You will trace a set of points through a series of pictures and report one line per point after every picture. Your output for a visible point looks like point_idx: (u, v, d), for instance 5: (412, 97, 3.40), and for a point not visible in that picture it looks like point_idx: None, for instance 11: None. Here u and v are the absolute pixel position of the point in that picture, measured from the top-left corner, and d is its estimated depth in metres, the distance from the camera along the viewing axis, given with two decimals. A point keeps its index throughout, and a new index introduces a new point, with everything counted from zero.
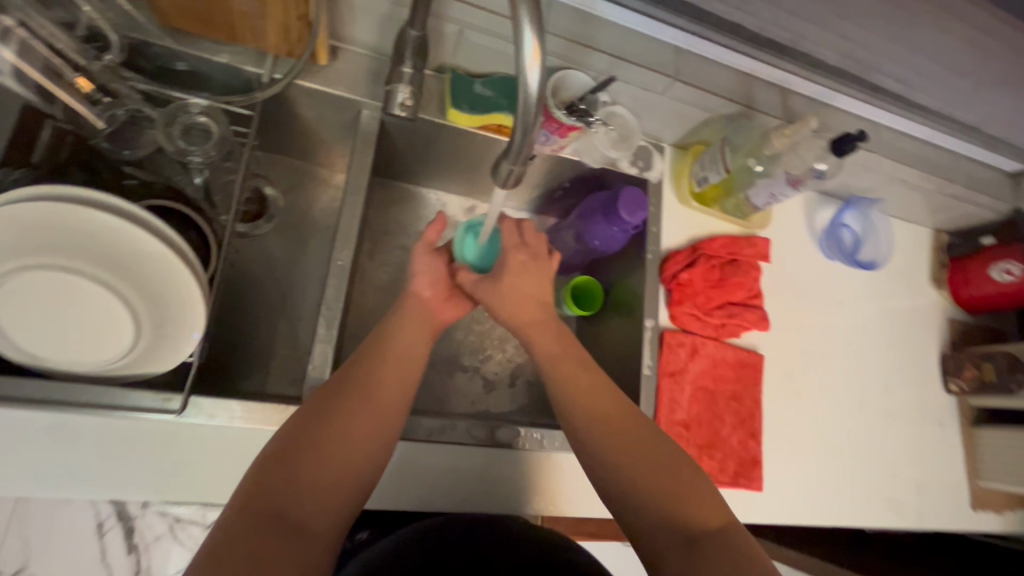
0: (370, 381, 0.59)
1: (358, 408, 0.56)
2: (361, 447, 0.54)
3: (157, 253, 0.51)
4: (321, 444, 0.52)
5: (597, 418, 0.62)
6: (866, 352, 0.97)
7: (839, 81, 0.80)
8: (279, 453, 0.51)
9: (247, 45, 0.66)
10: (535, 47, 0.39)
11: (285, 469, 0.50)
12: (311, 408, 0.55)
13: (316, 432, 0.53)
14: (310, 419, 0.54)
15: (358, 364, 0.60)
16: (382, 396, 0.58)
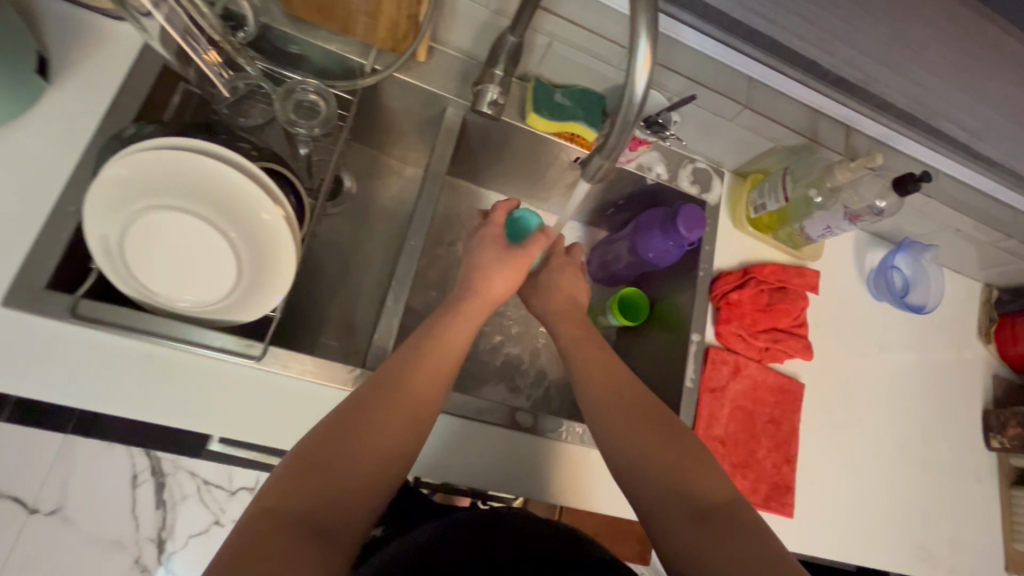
0: (405, 391, 0.56)
1: (389, 419, 0.54)
2: (387, 459, 0.53)
3: (264, 208, 0.56)
4: (351, 454, 0.51)
5: (610, 387, 0.63)
6: (906, 395, 0.97)
7: (904, 125, 0.83)
8: (306, 457, 0.49)
9: (356, 37, 0.73)
10: (648, 55, 0.43)
11: (310, 474, 0.49)
12: (345, 414, 0.53)
13: (347, 439, 0.51)
14: (343, 425, 0.52)
15: (399, 368, 0.58)
16: (416, 407, 0.56)
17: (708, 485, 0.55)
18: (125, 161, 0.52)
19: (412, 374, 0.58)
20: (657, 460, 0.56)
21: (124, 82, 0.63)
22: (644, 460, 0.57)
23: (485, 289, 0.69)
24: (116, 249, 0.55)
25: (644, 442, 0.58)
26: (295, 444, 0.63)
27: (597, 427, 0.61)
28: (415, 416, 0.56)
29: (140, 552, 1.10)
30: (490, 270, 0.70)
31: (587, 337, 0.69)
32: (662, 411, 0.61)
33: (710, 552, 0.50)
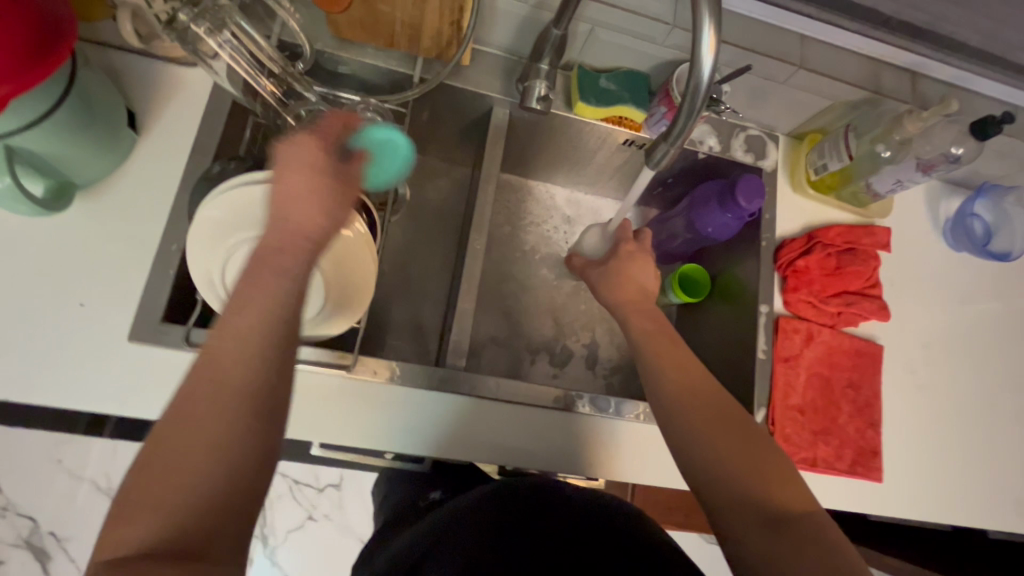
0: (229, 368, 0.42)
1: (217, 408, 0.41)
2: (233, 456, 0.40)
3: (342, 223, 0.62)
4: (186, 462, 0.38)
5: (688, 386, 0.62)
6: (994, 347, 0.92)
7: (976, 64, 0.79)
8: (136, 483, 0.38)
9: (401, 50, 0.75)
10: (712, 39, 0.43)
11: (144, 501, 0.37)
12: (168, 419, 0.40)
13: (173, 451, 0.39)
14: (167, 434, 0.39)
15: (217, 338, 0.43)
16: (247, 381, 0.42)
17: (779, 494, 0.54)
18: (214, 203, 0.58)
19: (234, 344, 0.43)
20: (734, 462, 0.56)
21: (201, 122, 0.68)
22: (720, 464, 0.57)
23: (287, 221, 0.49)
24: (218, 281, 0.60)
25: (727, 448, 0.57)
26: (393, 442, 0.69)
27: (672, 428, 0.60)
28: (253, 391, 0.42)
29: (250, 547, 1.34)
30: (294, 200, 0.50)
31: (668, 332, 0.68)
32: (741, 417, 0.60)
33: (778, 561, 0.50)
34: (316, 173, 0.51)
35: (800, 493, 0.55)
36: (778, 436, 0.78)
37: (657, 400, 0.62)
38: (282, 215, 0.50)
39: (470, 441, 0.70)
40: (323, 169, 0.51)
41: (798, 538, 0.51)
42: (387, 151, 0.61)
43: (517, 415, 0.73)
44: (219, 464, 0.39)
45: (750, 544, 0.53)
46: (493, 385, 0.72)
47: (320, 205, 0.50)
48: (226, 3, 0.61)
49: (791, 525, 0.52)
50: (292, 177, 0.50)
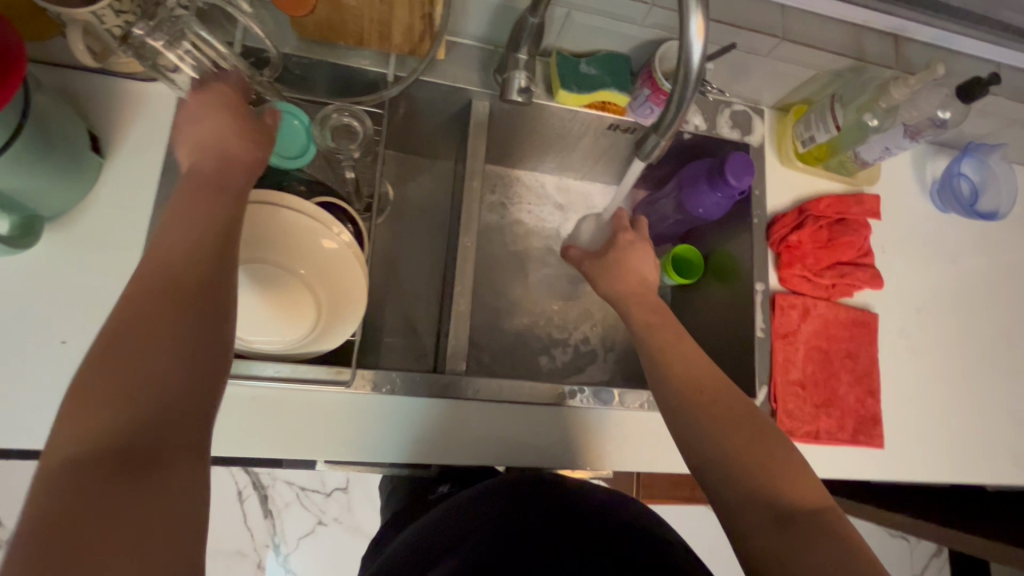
0: (176, 269, 0.43)
1: (168, 310, 0.40)
2: (194, 356, 0.40)
3: (326, 234, 0.59)
4: (138, 357, 0.38)
5: (696, 384, 0.61)
6: (985, 304, 0.93)
7: (959, 23, 0.77)
8: (84, 381, 0.37)
9: (373, 48, 0.72)
10: (700, 24, 0.41)
11: (99, 394, 0.37)
12: (115, 325, 0.39)
13: (126, 350, 0.38)
14: (119, 336, 0.39)
15: (167, 244, 0.44)
16: (199, 279, 0.43)
17: (793, 490, 0.54)
18: None
19: (178, 243, 0.44)
20: (746, 462, 0.55)
21: (170, 141, 0.65)
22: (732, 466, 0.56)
23: (218, 152, 0.52)
24: None
25: (738, 453, 0.56)
26: (399, 451, 0.68)
27: (686, 433, 0.59)
28: (207, 289, 0.43)
29: (260, 556, 1.35)
30: (209, 133, 0.53)
31: (678, 334, 0.67)
32: (753, 417, 0.59)
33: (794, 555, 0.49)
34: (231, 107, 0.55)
35: (812, 487, 0.54)
36: (781, 413, 0.78)
37: (668, 403, 0.62)
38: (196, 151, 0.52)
39: (476, 443, 0.71)
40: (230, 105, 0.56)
41: (813, 533, 0.50)
42: (280, 133, 0.62)
43: (524, 414, 0.73)
44: (177, 363, 0.39)
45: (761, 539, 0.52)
46: (497, 387, 0.71)
47: (245, 141, 0.54)
48: (182, 12, 0.57)
49: (805, 522, 0.51)
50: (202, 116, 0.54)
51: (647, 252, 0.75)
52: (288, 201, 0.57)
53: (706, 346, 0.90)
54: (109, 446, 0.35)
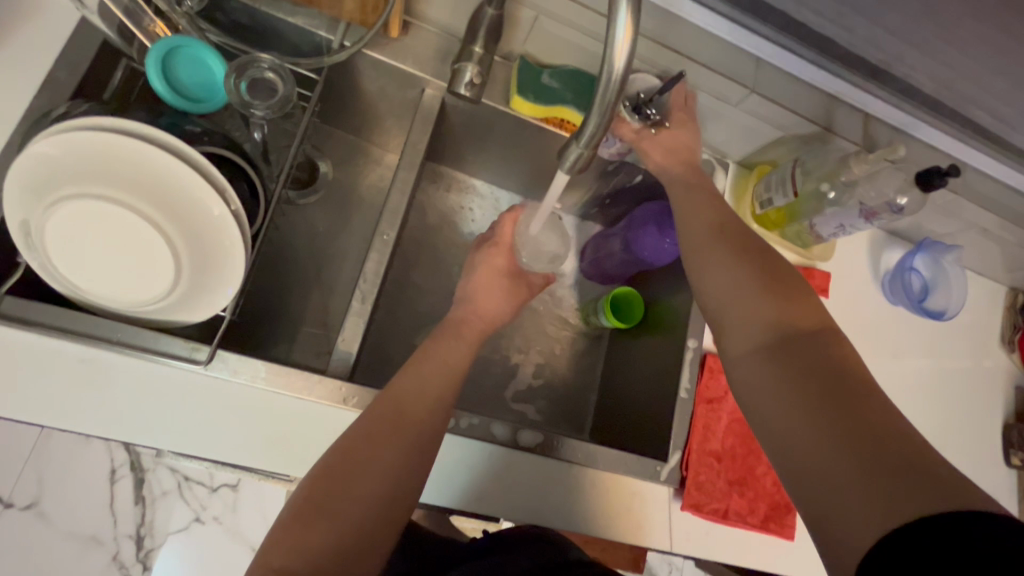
0: (409, 411, 0.53)
1: (387, 443, 0.51)
2: (392, 489, 0.49)
3: (211, 202, 0.51)
4: (351, 487, 0.47)
5: (737, 303, 0.53)
6: (923, 406, 0.89)
7: (930, 114, 0.76)
8: (311, 497, 0.46)
9: (322, 10, 0.66)
10: (629, 23, 0.36)
11: (314, 516, 0.45)
12: (336, 448, 0.50)
13: (343, 481, 0.48)
14: (340, 468, 0.48)
15: (436, 379, 0.57)
16: (420, 426, 0.53)
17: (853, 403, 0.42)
18: (47, 141, 0.47)
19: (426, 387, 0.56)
20: (789, 384, 0.45)
21: (57, 56, 0.57)
22: (773, 394, 0.46)
23: (474, 312, 0.68)
24: (38, 239, 0.49)
25: (804, 378, 0.44)
26: (248, 454, 0.59)
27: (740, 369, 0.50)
28: (426, 436, 0.53)
29: (119, 549, 1.18)
30: (489, 294, 0.69)
31: (729, 241, 0.58)
32: (818, 337, 0.48)
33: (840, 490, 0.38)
34: (694, 121, 0.70)
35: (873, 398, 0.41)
36: (689, 484, 0.72)
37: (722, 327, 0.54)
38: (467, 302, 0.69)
39: None
40: (691, 123, 0.70)
41: (872, 455, 0.38)
42: (181, 54, 0.56)
43: None
44: (377, 491, 0.48)
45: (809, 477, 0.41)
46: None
47: (507, 302, 0.70)
48: None
49: (862, 443, 0.39)
50: (675, 136, 0.69)
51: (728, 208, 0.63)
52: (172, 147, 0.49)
53: (631, 397, 0.84)
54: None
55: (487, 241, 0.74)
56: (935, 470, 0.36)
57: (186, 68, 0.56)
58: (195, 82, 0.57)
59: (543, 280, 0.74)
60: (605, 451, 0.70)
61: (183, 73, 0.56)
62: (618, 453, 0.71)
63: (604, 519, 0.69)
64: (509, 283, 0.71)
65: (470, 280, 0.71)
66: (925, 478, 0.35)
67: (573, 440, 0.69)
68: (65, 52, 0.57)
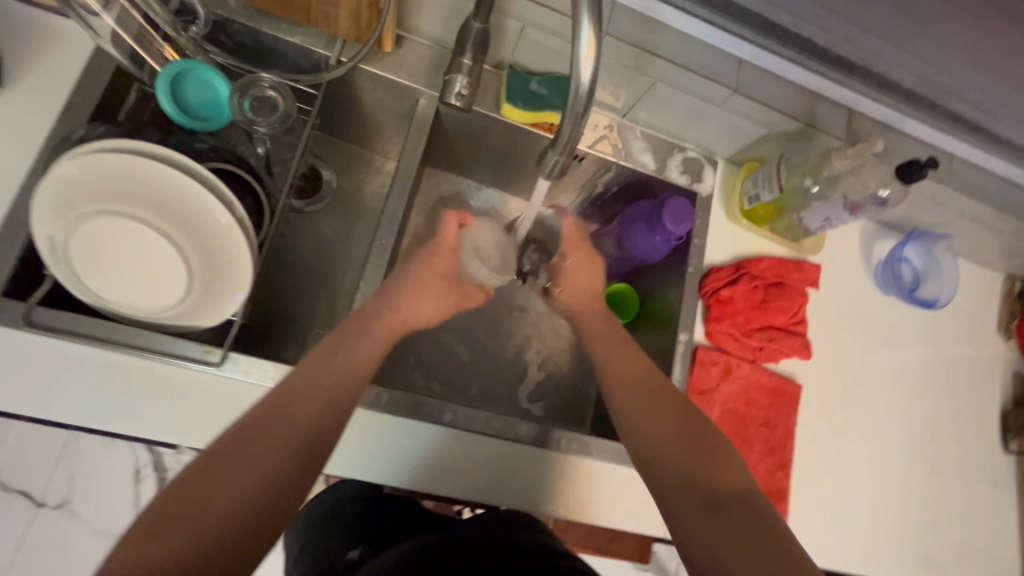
0: (295, 415, 0.50)
1: (269, 447, 0.47)
2: (279, 493, 0.46)
3: (218, 213, 0.55)
4: (222, 494, 0.43)
5: (635, 388, 0.64)
6: (917, 394, 0.91)
7: (913, 107, 0.77)
8: (171, 508, 0.41)
9: (320, 29, 0.70)
10: (592, 39, 0.38)
11: (172, 530, 0.40)
12: (218, 446, 0.46)
13: (213, 488, 0.43)
14: (205, 476, 0.44)
15: (327, 384, 0.54)
16: (313, 433, 0.50)
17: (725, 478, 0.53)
18: (68, 163, 0.51)
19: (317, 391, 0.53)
20: (681, 456, 0.56)
21: (77, 82, 0.62)
22: (670, 462, 0.56)
23: (400, 312, 0.65)
24: (63, 254, 0.53)
25: (719, 534, 0.48)
26: None
27: (675, 510, 0.52)
28: (326, 440, 0.51)
29: None
30: (424, 300, 0.68)
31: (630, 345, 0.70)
32: (719, 446, 0.57)
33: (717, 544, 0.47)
34: (598, 256, 0.78)
35: (738, 472, 0.54)
36: None
37: (650, 469, 0.57)
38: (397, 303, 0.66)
39: (357, 455, 0.67)
40: (596, 261, 0.78)
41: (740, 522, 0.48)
42: (190, 77, 0.60)
43: (411, 433, 0.68)
44: (261, 492, 0.45)
45: (696, 531, 0.49)
46: (382, 397, 0.67)
47: (436, 309, 0.69)
48: None
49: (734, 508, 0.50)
50: (577, 279, 0.77)
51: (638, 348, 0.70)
52: (180, 163, 0.53)
53: None
54: None
55: (432, 250, 0.72)
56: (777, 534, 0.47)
57: (198, 92, 0.60)
58: (205, 106, 0.61)
59: (479, 296, 0.74)
60: (599, 441, 0.73)
61: (193, 97, 0.60)
62: (612, 444, 0.74)
63: (601, 503, 0.73)
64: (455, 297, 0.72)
65: (401, 274, 0.68)
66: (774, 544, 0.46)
67: (568, 432, 0.72)
68: (84, 78, 0.61)
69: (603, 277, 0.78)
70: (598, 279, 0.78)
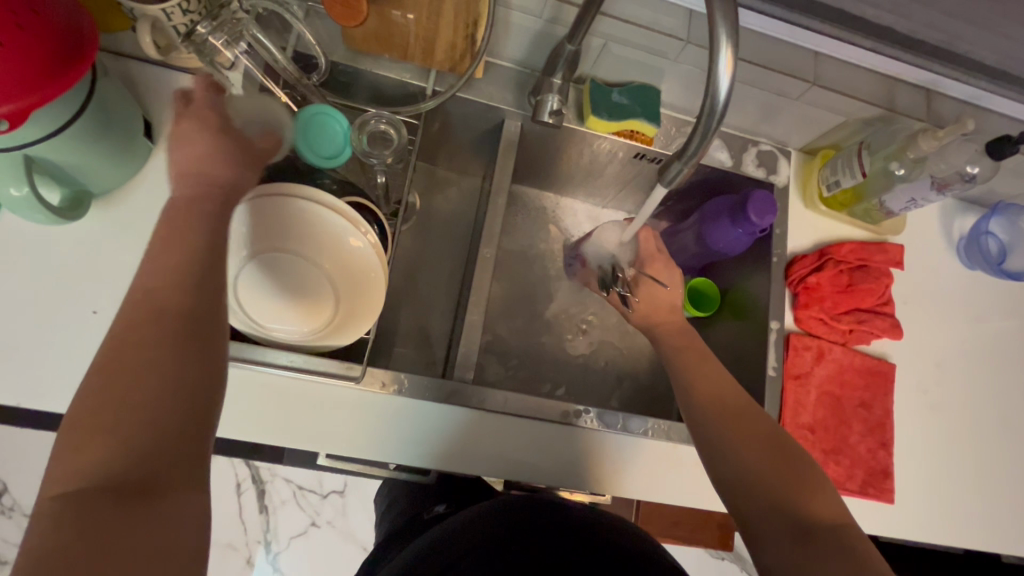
0: (139, 287, 0.44)
1: (157, 328, 0.41)
2: (184, 382, 0.40)
3: (352, 238, 0.62)
4: (128, 381, 0.39)
5: (716, 403, 0.64)
6: (1011, 367, 0.91)
7: (993, 83, 0.79)
8: (91, 401, 0.38)
9: (414, 63, 0.75)
10: (729, 60, 0.43)
11: (91, 420, 0.37)
12: (98, 357, 0.40)
13: (122, 374, 0.39)
14: (108, 366, 0.40)
15: (160, 247, 0.45)
16: (160, 301, 0.43)
17: (814, 510, 0.54)
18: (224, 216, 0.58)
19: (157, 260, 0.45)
20: (770, 484, 0.57)
21: None
22: (751, 483, 0.58)
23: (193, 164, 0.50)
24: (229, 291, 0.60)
25: (816, 560, 0.51)
26: (396, 452, 0.70)
27: (761, 533, 0.55)
28: (188, 313, 0.43)
29: (251, 552, 1.33)
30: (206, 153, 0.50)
31: (705, 352, 0.70)
32: (806, 471, 0.57)
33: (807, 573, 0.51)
34: (676, 264, 0.78)
35: (832, 506, 0.55)
36: None
37: (734, 486, 0.59)
38: (187, 179, 0.49)
39: (481, 459, 0.72)
40: (672, 271, 0.79)
41: (835, 557, 0.51)
42: (317, 120, 0.65)
43: (529, 432, 0.74)
44: (160, 387, 0.39)
45: (782, 561, 0.53)
46: (440, 387, 0.71)
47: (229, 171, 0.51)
48: (244, 16, 0.61)
49: (826, 542, 0.52)
50: (658, 291, 0.76)
51: (722, 367, 0.69)
52: (315, 200, 0.59)
53: None
54: (88, 490, 0.35)
55: (202, 108, 0.53)
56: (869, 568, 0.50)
57: (323, 130, 0.66)
58: (331, 142, 0.66)
59: (274, 144, 0.56)
60: None
61: (319, 136, 0.66)
62: None
63: (690, 488, 0.76)
64: (258, 175, 0.54)
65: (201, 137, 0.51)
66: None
67: (674, 423, 0.77)
68: None
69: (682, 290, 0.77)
70: (677, 289, 0.78)
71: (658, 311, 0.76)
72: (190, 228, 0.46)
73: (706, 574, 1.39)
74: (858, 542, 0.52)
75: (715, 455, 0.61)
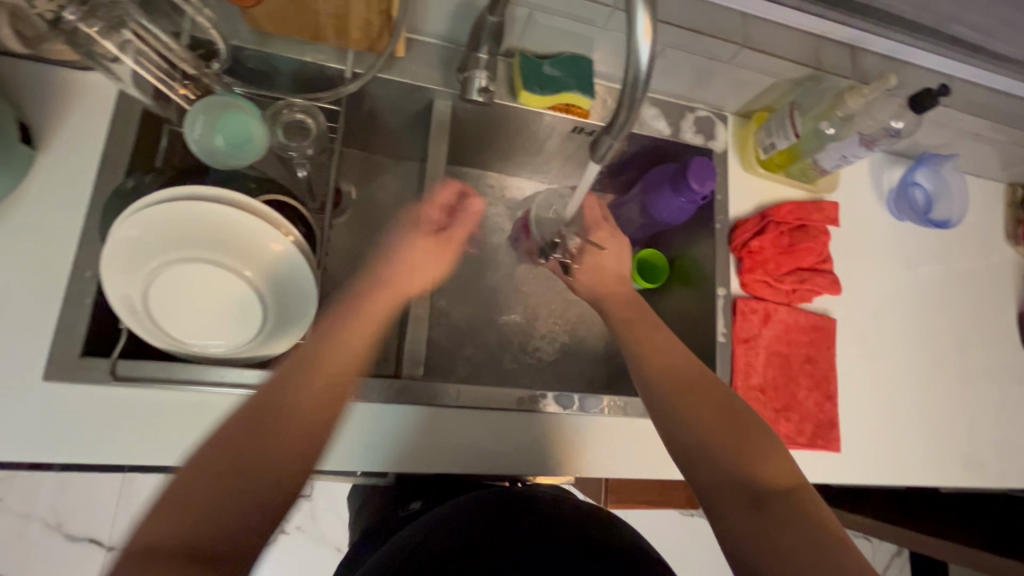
0: (295, 375, 0.54)
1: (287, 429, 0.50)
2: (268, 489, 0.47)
3: (274, 240, 0.57)
4: (238, 471, 0.46)
5: (668, 374, 0.64)
6: (941, 310, 0.95)
7: (912, 37, 0.80)
8: (196, 473, 0.45)
9: (328, 43, 0.70)
10: (648, 23, 0.41)
11: (198, 490, 0.44)
12: (244, 415, 0.50)
13: (239, 461, 0.47)
14: (234, 441, 0.48)
15: (341, 345, 0.58)
16: (307, 406, 0.53)
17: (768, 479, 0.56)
18: (123, 225, 0.52)
19: (301, 373, 0.54)
20: (723, 454, 0.58)
21: (107, 133, 0.62)
22: (709, 455, 0.58)
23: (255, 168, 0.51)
24: (142, 309, 0.55)
25: (775, 528, 0.52)
26: (348, 457, 0.67)
27: (719, 503, 0.56)
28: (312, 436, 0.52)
29: None
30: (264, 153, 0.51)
31: (658, 325, 0.70)
32: (764, 438, 0.59)
33: (761, 541, 0.52)
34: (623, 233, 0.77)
35: (787, 471, 0.57)
36: None
37: (688, 454, 0.59)
38: None
39: (440, 455, 0.70)
40: (622, 242, 0.77)
41: (789, 524, 0.52)
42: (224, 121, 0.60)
43: (488, 422, 0.72)
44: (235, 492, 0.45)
45: (739, 529, 0.53)
46: (389, 386, 0.68)
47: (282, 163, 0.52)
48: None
49: (781, 509, 0.53)
50: (605, 261, 0.76)
51: (678, 339, 0.69)
52: (229, 202, 0.54)
53: None
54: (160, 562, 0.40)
55: None
56: (821, 534, 0.51)
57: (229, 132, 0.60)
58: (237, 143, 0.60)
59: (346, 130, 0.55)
60: None
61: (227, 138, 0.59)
62: None
63: (651, 459, 0.77)
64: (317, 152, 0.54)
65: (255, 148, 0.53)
66: (815, 542, 0.50)
67: (630, 397, 0.76)
68: (114, 128, 0.61)
69: (629, 259, 0.77)
70: (623, 258, 0.77)
71: (607, 285, 0.75)
72: (363, 334, 0.61)
73: (679, 532, 1.44)
74: (811, 505, 0.54)
75: (671, 430, 0.61)
